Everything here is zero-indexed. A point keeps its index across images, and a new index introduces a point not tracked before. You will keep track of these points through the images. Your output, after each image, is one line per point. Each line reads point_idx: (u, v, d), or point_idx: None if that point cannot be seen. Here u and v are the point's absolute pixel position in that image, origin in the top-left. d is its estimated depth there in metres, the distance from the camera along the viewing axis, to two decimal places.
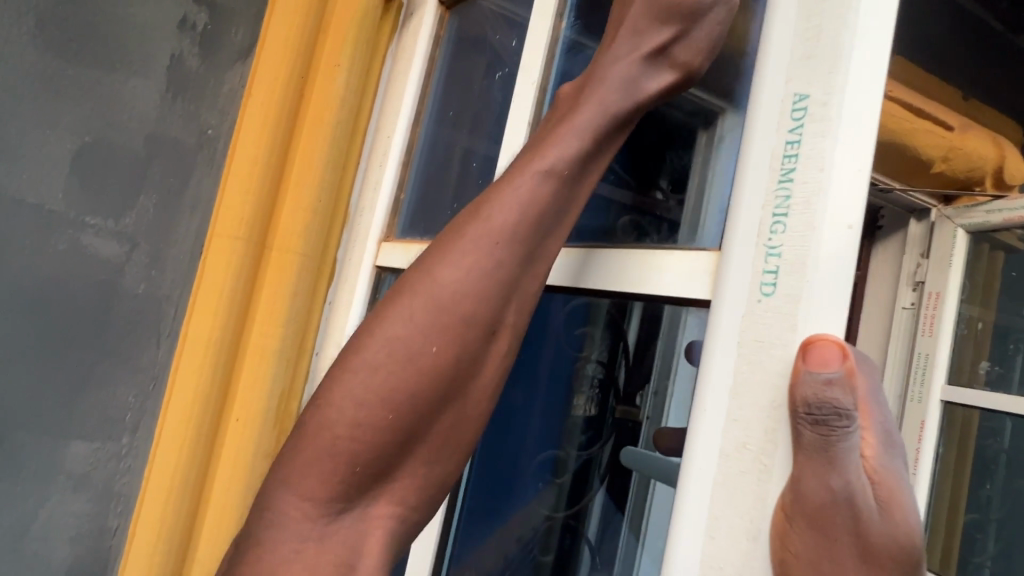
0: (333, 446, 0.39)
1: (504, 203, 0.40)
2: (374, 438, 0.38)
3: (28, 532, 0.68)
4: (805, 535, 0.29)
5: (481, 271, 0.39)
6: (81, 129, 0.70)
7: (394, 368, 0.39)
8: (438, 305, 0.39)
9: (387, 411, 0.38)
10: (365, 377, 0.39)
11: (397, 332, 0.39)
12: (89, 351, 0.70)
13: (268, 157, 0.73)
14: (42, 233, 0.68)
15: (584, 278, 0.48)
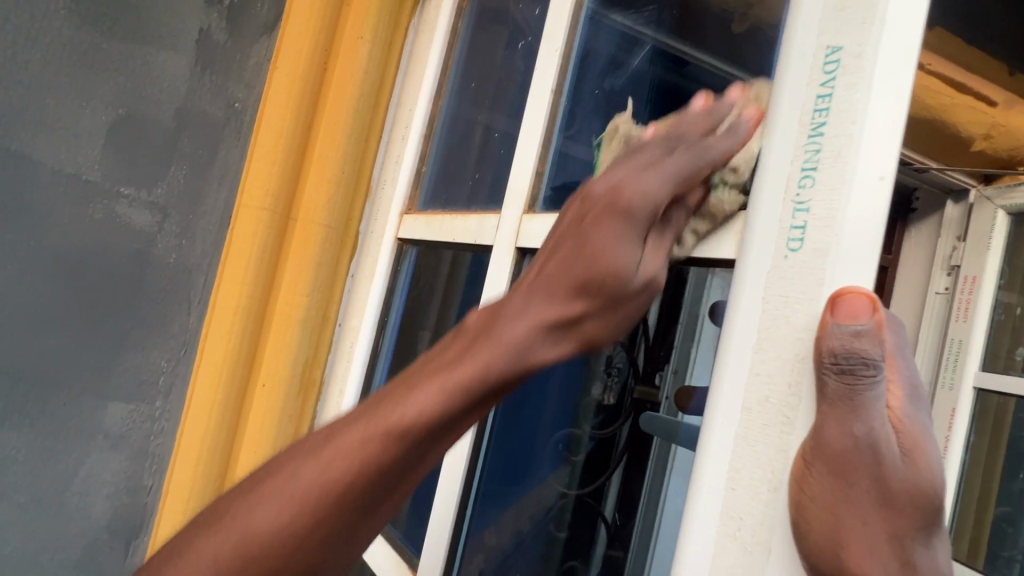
0: (321, 505, 0.34)
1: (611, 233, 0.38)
2: (370, 505, 0.35)
3: (72, 486, 0.72)
4: (824, 481, 0.29)
5: (545, 315, 0.37)
6: (115, 102, 0.72)
7: (424, 432, 0.35)
8: (471, 368, 0.36)
9: (381, 468, 0.35)
10: (390, 435, 0.35)
11: (424, 394, 0.35)
12: (126, 316, 0.73)
13: (292, 130, 0.74)
14: (79, 203, 0.71)
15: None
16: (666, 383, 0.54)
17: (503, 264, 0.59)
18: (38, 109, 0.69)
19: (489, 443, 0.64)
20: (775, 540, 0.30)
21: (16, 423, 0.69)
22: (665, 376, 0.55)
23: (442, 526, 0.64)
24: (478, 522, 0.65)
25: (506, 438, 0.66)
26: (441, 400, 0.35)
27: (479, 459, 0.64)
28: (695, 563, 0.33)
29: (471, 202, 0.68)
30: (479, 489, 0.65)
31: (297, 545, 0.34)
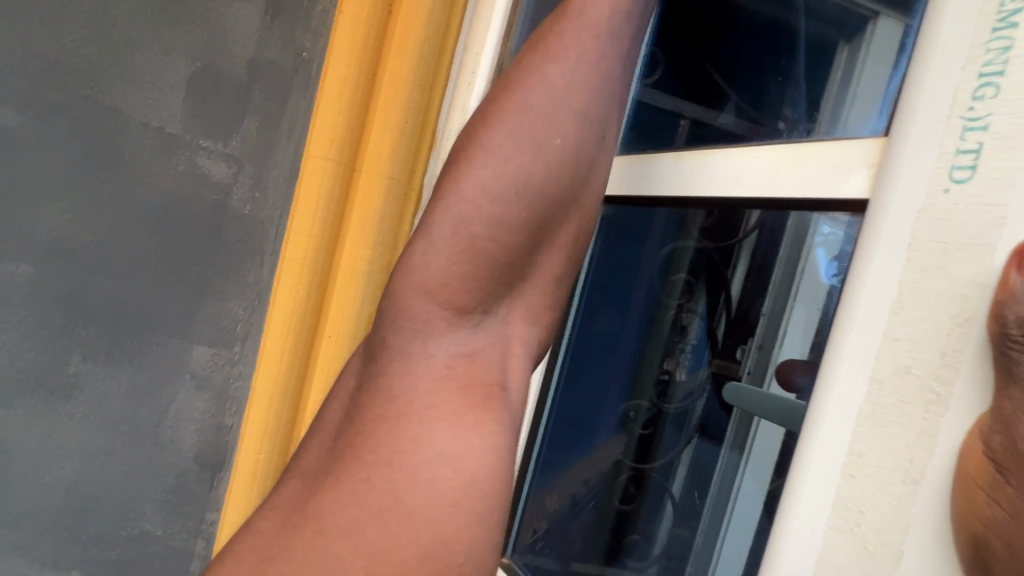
0: (472, 243, 0.41)
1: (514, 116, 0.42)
2: (500, 232, 0.41)
3: (165, 419, 0.78)
4: (1013, 486, 0.21)
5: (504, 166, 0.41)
6: (193, 54, 0.73)
7: (523, 159, 0.41)
8: (467, 213, 0.41)
9: (435, 316, 0.42)
10: (485, 173, 0.41)
11: (435, 252, 0.42)
12: (207, 265, 0.76)
13: (357, 77, 0.72)
14: (165, 155, 0.74)
15: (696, 184, 0.45)
16: (750, 359, 0.51)
17: None
18: (127, 64, 0.72)
19: (549, 415, 0.59)
20: (912, 538, 0.26)
21: (118, 359, 0.76)
22: (748, 351, 0.52)
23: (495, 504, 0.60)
24: (534, 500, 0.60)
25: (569, 405, 0.61)
26: (453, 232, 0.41)
27: (537, 436, 0.59)
28: (798, 553, 0.30)
29: None
30: (538, 464, 0.60)
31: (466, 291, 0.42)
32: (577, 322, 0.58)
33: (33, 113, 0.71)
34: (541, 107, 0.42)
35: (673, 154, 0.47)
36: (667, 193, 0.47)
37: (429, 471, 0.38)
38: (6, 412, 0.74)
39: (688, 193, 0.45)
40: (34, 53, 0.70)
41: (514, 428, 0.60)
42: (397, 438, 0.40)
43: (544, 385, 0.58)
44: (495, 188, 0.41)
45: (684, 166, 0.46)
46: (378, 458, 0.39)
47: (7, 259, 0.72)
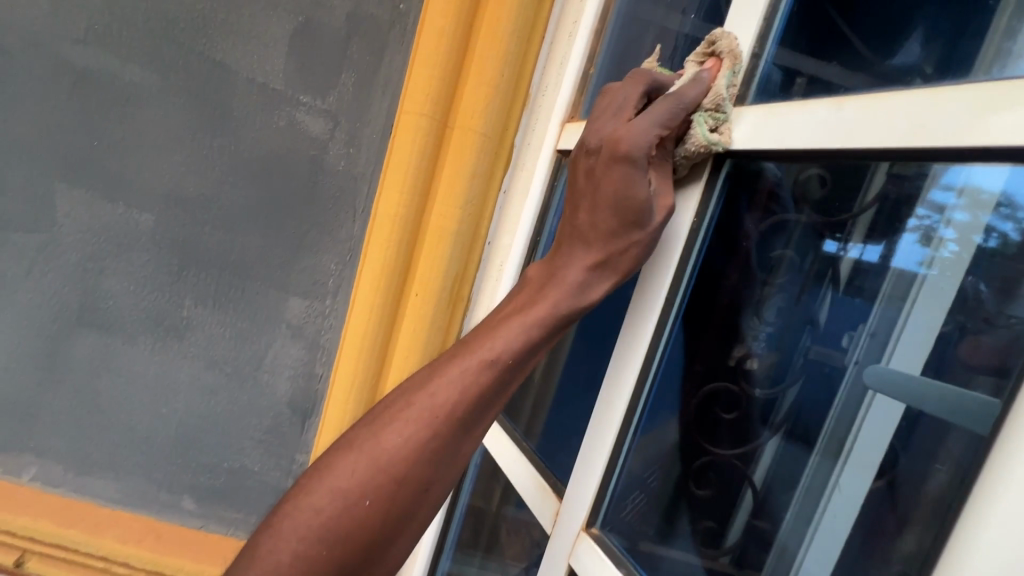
0: (374, 449, 0.43)
1: (445, 382, 0.45)
2: (407, 434, 0.43)
3: (262, 364, 0.83)
4: None
5: (419, 412, 0.44)
6: (295, 10, 0.74)
7: (393, 454, 0.43)
8: (439, 405, 0.44)
9: (417, 449, 0.43)
10: (354, 459, 0.43)
11: (398, 432, 0.43)
12: (303, 219, 0.79)
13: (454, 29, 0.69)
14: (268, 111, 0.77)
15: (859, 134, 0.38)
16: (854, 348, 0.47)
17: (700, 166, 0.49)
18: (235, 19, 0.74)
19: (648, 393, 0.53)
20: None
21: (223, 305, 0.81)
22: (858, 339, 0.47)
23: (587, 474, 0.55)
24: (628, 476, 0.56)
25: (665, 389, 0.55)
26: (493, 365, 0.45)
27: (634, 410, 0.53)
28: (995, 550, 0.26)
29: None
30: (632, 443, 0.55)
31: (367, 492, 0.42)
32: (688, 292, 0.52)
33: (154, 69, 0.75)
34: (416, 409, 0.44)
35: (832, 99, 0.40)
36: (815, 147, 0.40)
37: (341, 527, 0.42)
38: (132, 346, 0.82)
39: (847, 144, 0.38)
40: (158, 11, 0.74)
41: (608, 403, 0.55)
42: (349, 483, 0.42)
43: (647, 359, 0.52)
44: (492, 366, 0.45)
45: (846, 114, 0.39)
46: (317, 521, 0.42)
47: (132, 207, 0.78)
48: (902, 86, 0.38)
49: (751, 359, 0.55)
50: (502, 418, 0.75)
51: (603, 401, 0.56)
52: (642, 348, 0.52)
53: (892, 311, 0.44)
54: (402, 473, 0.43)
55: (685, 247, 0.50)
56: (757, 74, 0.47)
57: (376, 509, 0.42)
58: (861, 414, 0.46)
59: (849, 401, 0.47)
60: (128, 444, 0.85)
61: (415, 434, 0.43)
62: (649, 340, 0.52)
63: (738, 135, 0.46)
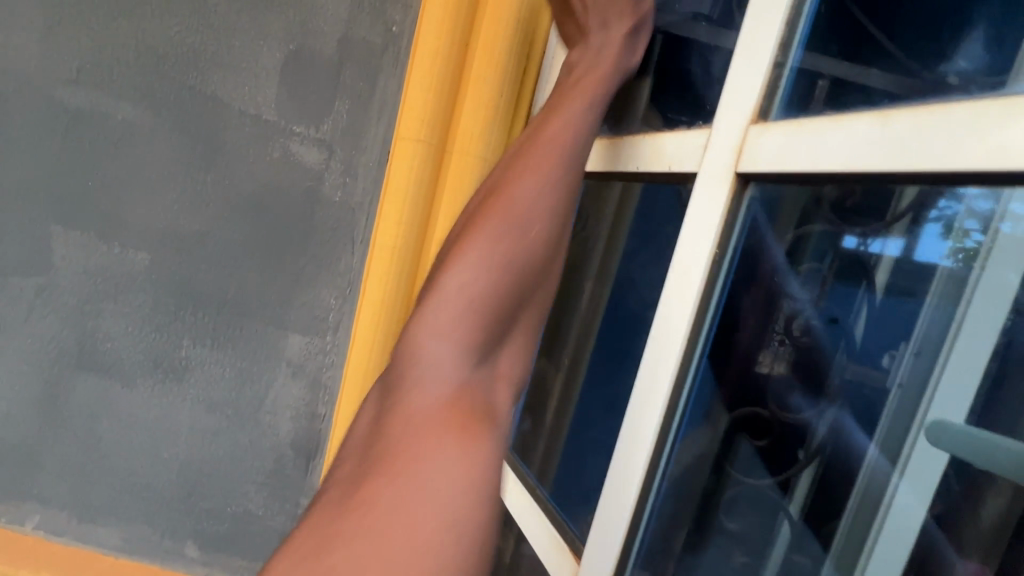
0: (442, 317, 0.47)
1: (485, 236, 0.48)
2: (471, 294, 0.47)
3: (263, 405, 0.80)
4: None
5: (478, 266, 0.48)
6: (287, 37, 0.72)
7: (453, 310, 0.47)
8: (491, 247, 0.48)
9: (464, 313, 0.47)
10: (432, 341, 0.47)
11: (460, 288, 0.47)
12: (301, 252, 0.76)
13: (449, 49, 0.66)
14: (261, 143, 0.74)
15: (915, 151, 0.31)
16: (899, 367, 0.50)
17: (717, 192, 0.43)
18: (225, 50, 0.72)
19: (672, 446, 0.48)
20: None
21: (222, 344, 0.78)
22: (898, 355, 0.50)
23: (606, 535, 0.49)
24: (653, 533, 0.50)
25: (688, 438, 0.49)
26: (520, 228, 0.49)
27: (654, 468, 0.47)
28: None
29: (665, 118, 0.53)
30: (656, 504, 0.49)
31: (452, 353, 0.46)
32: (711, 335, 0.46)
33: (147, 105, 0.73)
34: (474, 266, 0.48)
35: (874, 112, 0.34)
36: (857, 170, 0.34)
37: (444, 410, 0.44)
38: (131, 389, 0.80)
39: (897, 167, 0.31)
40: (148, 46, 0.72)
41: (626, 458, 0.49)
42: (432, 363, 0.46)
43: (669, 410, 0.46)
44: (531, 205, 0.49)
45: (893, 130, 0.32)
46: (411, 418, 0.44)
47: (127, 246, 0.76)
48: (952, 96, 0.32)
49: (780, 370, 0.57)
50: (514, 459, 0.70)
51: (620, 458, 0.50)
52: (662, 400, 0.46)
53: (944, 313, 0.46)
54: (476, 318, 0.47)
55: (706, 286, 0.44)
56: (782, 85, 0.41)
57: (467, 363, 0.47)
58: (911, 437, 0.49)
59: (898, 416, 0.50)
60: (130, 490, 0.82)
61: (479, 283, 0.48)
62: (669, 391, 0.46)
63: (761, 155, 0.40)
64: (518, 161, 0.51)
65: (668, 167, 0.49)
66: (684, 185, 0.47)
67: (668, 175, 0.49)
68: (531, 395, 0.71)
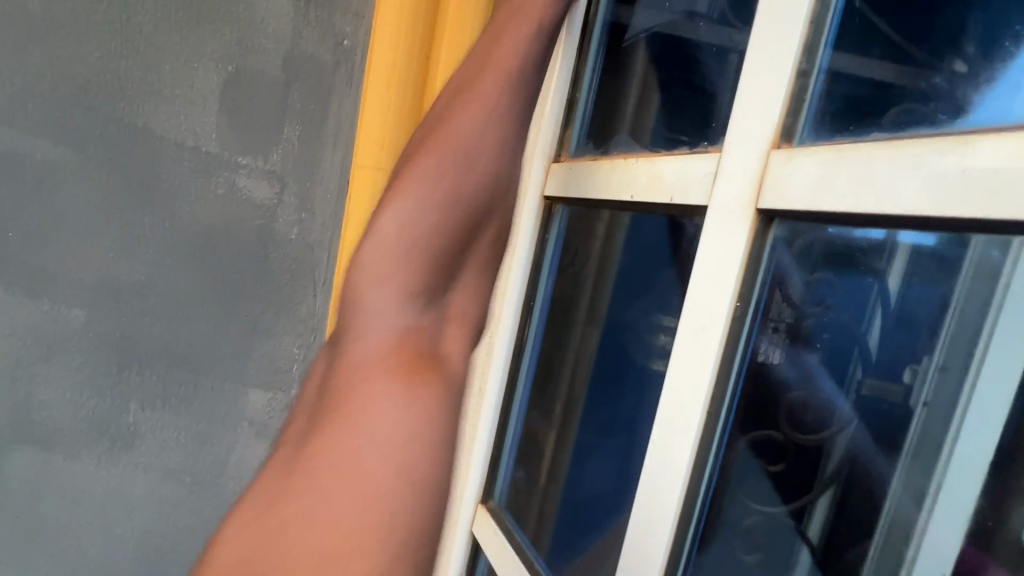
0: (366, 335, 0.44)
1: (380, 244, 0.44)
2: (387, 300, 0.44)
3: (226, 470, 0.72)
4: None
5: (387, 276, 0.44)
6: (224, 58, 0.63)
7: (376, 324, 0.44)
8: (392, 251, 0.44)
9: (394, 318, 0.44)
10: (358, 411, 0.42)
11: (375, 310, 0.44)
12: (258, 299, 0.68)
13: (408, 65, 0.59)
14: (203, 179, 0.65)
15: (1012, 194, 0.23)
16: (923, 381, 0.44)
17: (733, 233, 0.34)
18: (154, 75, 0.63)
19: (694, 540, 0.39)
20: None
21: (175, 406, 0.70)
22: (918, 371, 0.44)
23: None
24: None
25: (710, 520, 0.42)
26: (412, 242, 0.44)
27: (676, 570, 0.38)
28: None
29: (657, 140, 0.47)
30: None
31: (375, 377, 0.43)
32: (734, 405, 0.37)
33: (68, 143, 0.64)
34: (382, 282, 0.44)
35: (941, 138, 0.26)
36: (924, 213, 0.26)
37: (367, 440, 0.41)
38: (75, 462, 0.71)
39: (981, 213, 0.24)
40: (64, 75, 0.63)
41: (638, 557, 0.40)
42: (364, 412, 0.42)
43: (687, 499, 0.37)
44: (430, 200, 0.44)
45: (973, 163, 0.24)
46: (347, 458, 0.40)
47: (58, 303, 0.67)
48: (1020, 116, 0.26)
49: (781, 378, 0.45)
50: (503, 518, 0.62)
51: (632, 555, 0.40)
52: (680, 488, 0.37)
53: (972, 317, 0.41)
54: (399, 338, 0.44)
55: (726, 348, 0.35)
56: (808, 98, 0.33)
57: (388, 392, 0.42)
58: (943, 457, 0.43)
59: (928, 428, 0.44)
60: (83, 573, 0.73)
61: (394, 287, 0.44)
62: (687, 477, 0.37)
63: (787, 188, 0.31)
64: (412, 160, 0.45)
65: (667, 199, 0.41)
66: (691, 221, 0.39)
67: (668, 208, 0.42)
68: (521, 449, 0.64)
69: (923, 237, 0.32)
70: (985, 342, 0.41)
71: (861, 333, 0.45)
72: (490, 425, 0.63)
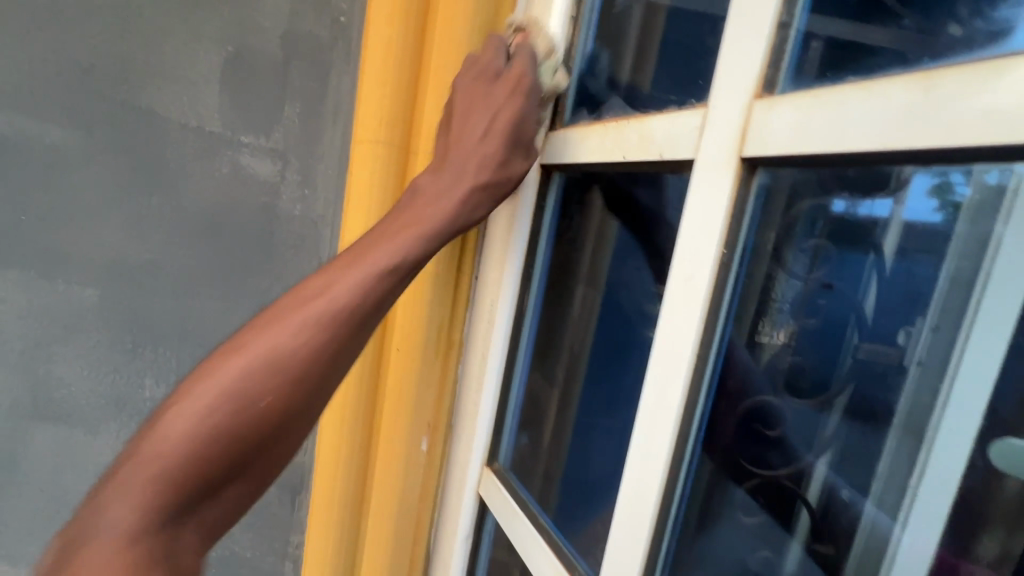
0: (276, 357, 0.41)
1: (342, 286, 0.44)
2: (304, 340, 0.42)
3: None
4: None
5: (320, 304, 0.43)
6: (222, 38, 0.64)
7: (293, 352, 0.41)
8: (341, 300, 0.43)
9: (302, 361, 0.42)
10: (190, 399, 0.39)
11: (281, 334, 0.41)
12: (266, 274, 0.70)
13: (404, 37, 0.59)
14: (207, 158, 0.67)
15: (973, 122, 0.24)
16: (917, 343, 0.45)
17: (719, 183, 0.36)
18: (155, 56, 0.65)
19: (686, 479, 0.41)
20: None
21: None
22: (912, 336, 0.45)
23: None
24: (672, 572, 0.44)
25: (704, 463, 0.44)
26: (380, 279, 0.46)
27: (671, 505, 0.41)
28: None
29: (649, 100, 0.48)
30: (672, 543, 0.42)
31: (244, 407, 0.39)
32: (724, 348, 0.39)
33: (74, 126, 0.66)
34: (305, 318, 0.42)
35: (910, 75, 0.27)
36: (895, 148, 0.27)
37: (171, 457, 0.37)
38: (95, 436, 0.73)
39: (945, 142, 0.25)
40: (67, 59, 0.64)
41: (635, 496, 0.42)
42: (198, 413, 0.38)
43: (681, 438, 0.39)
44: (399, 258, 0.46)
45: (937, 96, 0.26)
46: (155, 470, 0.36)
47: (72, 283, 0.69)
48: (985, 52, 0.27)
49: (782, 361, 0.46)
50: (508, 476, 0.64)
51: (629, 495, 0.43)
52: (673, 428, 0.39)
53: (960, 294, 0.42)
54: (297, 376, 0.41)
55: (714, 293, 0.37)
56: (789, 48, 0.34)
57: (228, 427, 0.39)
58: (938, 407, 0.44)
59: (919, 392, 0.46)
60: None
61: (323, 343, 0.42)
62: (679, 418, 0.39)
63: (770, 135, 0.33)
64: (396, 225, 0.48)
65: (657, 156, 0.42)
66: (678, 174, 0.41)
67: (659, 164, 0.43)
68: (524, 412, 0.66)
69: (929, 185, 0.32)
70: (973, 310, 0.41)
71: (857, 301, 0.45)
72: (494, 390, 0.65)
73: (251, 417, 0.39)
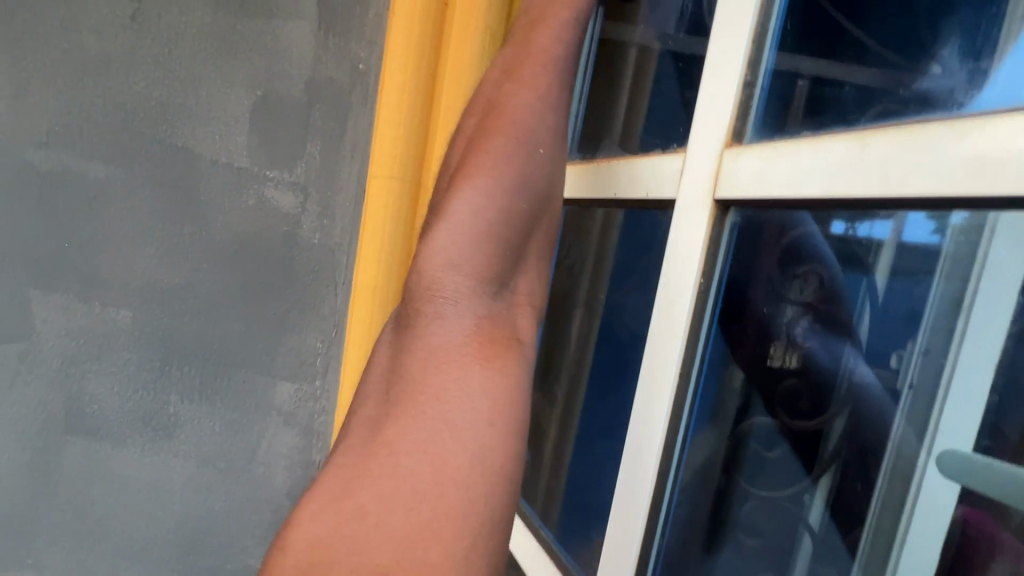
0: (437, 290, 0.42)
1: (464, 205, 0.42)
2: (458, 263, 0.42)
3: (257, 456, 0.79)
4: None
5: (451, 233, 0.42)
6: (253, 83, 0.71)
7: (451, 279, 0.42)
8: (469, 231, 0.42)
9: (463, 280, 0.42)
10: (411, 369, 0.41)
11: (439, 257, 0.42)
12: (285, 298, 0.75)
13: (415, 84, 0.65)
14: (235, 190, 0.73)
15: (895, 178, 0.29)
16: (908, 365, 0.53)
17: (696, 220, 0.41)
18: (192, 101, 0.71)
19: (671, 488, 0.45)
20: None
21: (210, 398, 0.77)
22: (903, 355, 0.53)
23: None
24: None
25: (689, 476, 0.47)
26: (481, 224, 0.42)
27: (657, 514, 0.44)
28: None
29: (641, 145, 0.52)
30: (660, 551, 0.46)
31: (435, 347, 0.41)
32: (702, 367, 0.43)
33: (118, 162, 0.72)
34: (464, 236, 0.42)
35: (847, 133, 0.32)
36: (836, 196, 0.32)
37: (411, 427, 0.38)
38: (122, 450, 0.78)
39: (876, 194, 0.30)
40: (114, 102, 0.71)
41: (626, 506, 0.46)
42: (413, 352, 0.42)
43: (665, 449, 0.43)
44: (515, 158, 0.43)
45: (867, 154, 0.31)
46: (376, 467, 0.37)
47: (108, 305, 0.75)
48: (909, 118, 0.32)
49: (790, 368, 0.56)
50: None
51: (619, 506, 0.46)
52: (657, 440, 0.43)
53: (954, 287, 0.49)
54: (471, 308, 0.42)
55: (693, 319, 0.41)
56: (754, 105, 0.39)
57: (431, 367, 0.40)
58: (935, 416, 0.52)
59: (913, 412, 0.53)
60: (128, 552, 0.80)
61: (485, 252, 0.42)
62: (663, 431, 0.43)
63: (736, 179, 0.38)
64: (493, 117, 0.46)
65: (644, 196, 0.47)
66: (661, 212, 0.47)
67: (644, 203, 0.48)
68: None
69: (923, 216, 0.34)
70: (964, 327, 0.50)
71: (853, 326, 0.55)
72: None
73: (416, 417, 0.38)
